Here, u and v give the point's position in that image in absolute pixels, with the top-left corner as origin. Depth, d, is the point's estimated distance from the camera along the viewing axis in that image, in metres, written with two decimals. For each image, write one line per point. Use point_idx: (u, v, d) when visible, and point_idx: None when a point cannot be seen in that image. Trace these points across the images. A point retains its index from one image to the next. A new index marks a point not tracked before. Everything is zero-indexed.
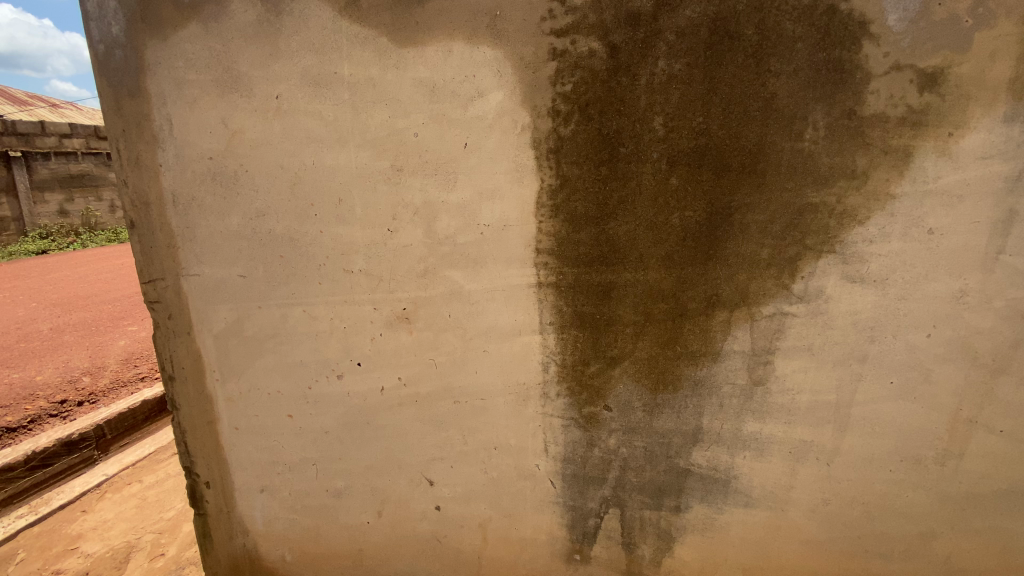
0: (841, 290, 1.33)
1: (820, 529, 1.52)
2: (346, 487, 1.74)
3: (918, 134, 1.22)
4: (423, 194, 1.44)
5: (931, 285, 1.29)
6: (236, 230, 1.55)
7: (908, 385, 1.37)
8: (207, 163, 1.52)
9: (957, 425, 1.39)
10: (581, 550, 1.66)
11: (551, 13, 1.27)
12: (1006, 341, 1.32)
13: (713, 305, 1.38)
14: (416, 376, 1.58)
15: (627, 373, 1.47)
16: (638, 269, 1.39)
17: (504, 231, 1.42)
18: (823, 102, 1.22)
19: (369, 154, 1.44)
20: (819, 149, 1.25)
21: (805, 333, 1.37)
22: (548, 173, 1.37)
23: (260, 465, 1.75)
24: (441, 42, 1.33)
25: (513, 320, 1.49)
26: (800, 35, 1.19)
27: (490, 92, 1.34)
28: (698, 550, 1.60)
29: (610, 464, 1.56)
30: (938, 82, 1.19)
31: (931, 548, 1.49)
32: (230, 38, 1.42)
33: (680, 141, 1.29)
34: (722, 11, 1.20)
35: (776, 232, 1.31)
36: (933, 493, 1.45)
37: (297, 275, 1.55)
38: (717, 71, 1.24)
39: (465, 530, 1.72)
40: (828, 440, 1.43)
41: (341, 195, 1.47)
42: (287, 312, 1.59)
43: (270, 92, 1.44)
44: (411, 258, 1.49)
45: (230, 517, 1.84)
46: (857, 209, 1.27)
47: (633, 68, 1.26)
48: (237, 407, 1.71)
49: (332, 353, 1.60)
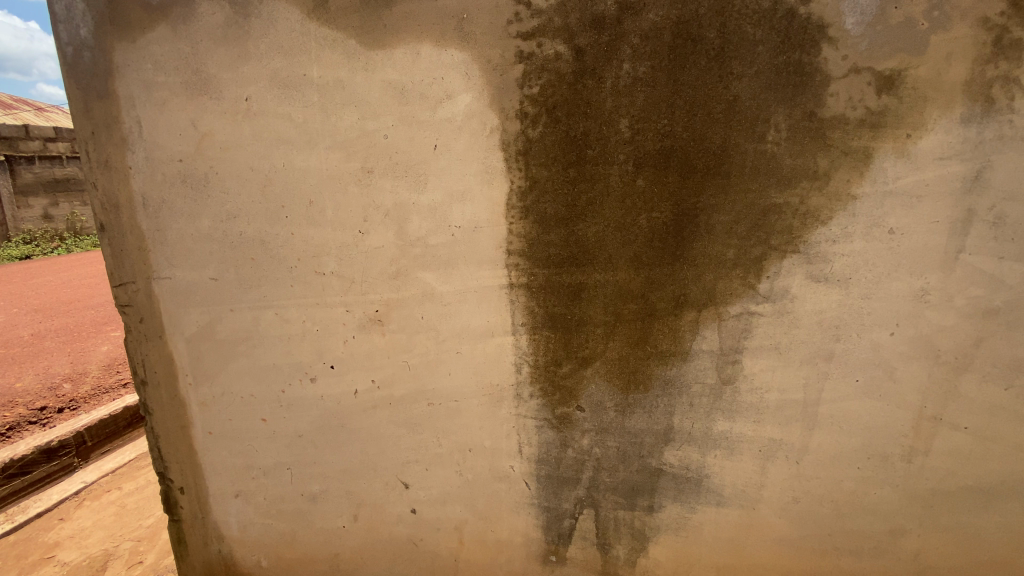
0: (806, 290, 1.34)
1: (792, 527, 1.53)
2: (320, 490, 1.72)
3: (877, 135, 1.24)
4: (394, 195, 1.44)
5: (893, 284, 1.31)
6: (208, 232, 1.54)
7: (873, 384, 1.38)
8: (177, 166, 1.51)
9: (922, 422, 1.40)
10: (557, 551, 1.66)
11: (517, 17, 1.28)
12: (967, 338, 1.34)
13: (681, 305, 1.40)
14: (390, 379, 1.58)
15: (598, 373, 1.48)
16: (607, 270, 1.40)
17: (475, 232, 1.43)
18: (784, 104, 1.24)
19: (340, 156, 1.43)
20: (782, 150, 1.27)
21: (771, 332, 1.38)
22: (517, 174, 1.37)
23: (233, 470, 1.74)
24: (410, 44, 1.34)
25: (486, 322, 1.49)
26: (760, 39, 1.21)
27: (458, 94, 1.35)
28: (672, 550, 1.60)
29: (583, 465, 1.57)
30: (895, 85, 1.21)
31: (900, 545, 1.51)
32: (199, 40, 1.41)
33: (645, 143, 1.31)
34: (685, 15, 1.21)
35: (741, 233, 1.33)
36: (901, 490, 1.46)
37: (268, 277, 1.54)
38: (681, 74, 1.25)
39: (442, 533, 1.71)
40: (797, 438, 1.45)
41: (312, 197, 1.47)
42: (259, 315, 1.58)
43: (240, 94, 1.43)
44: (383, 259, 1.49)
45: (205, 523, 1.81)
46: (819, 210, 1.29)
47: (599, 71, 1.28)
48: (210, 411, 1.69)
49: (304, 356, 1.59)
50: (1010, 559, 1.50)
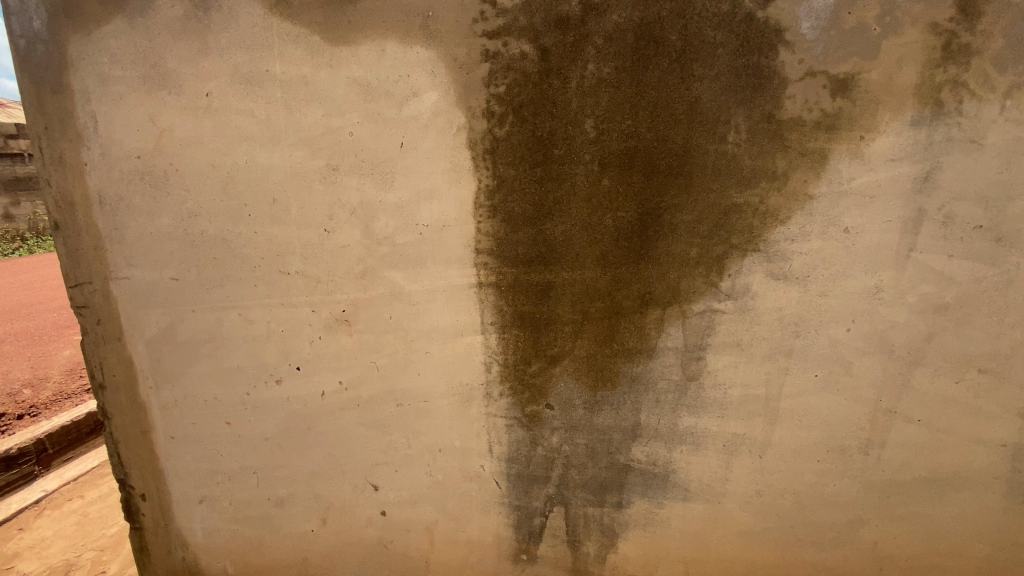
0: (766, 288, 1.37)
1: (757, 520, 1.56)
2: (287, 494, 1.69)
3: (832, 137, 1.28)
4: (360, 193, 1.42)
5: (849, 281, 1.35)
6: (168, 231, 1.50)
7: (831, 378, 1.42)
8: (135, 163, 1.46)
9: (878, 415, 1.45)
10: (527, 550, 1.67)
11: (483, 15, 1.28)
12: (919, 334, 1.38)
13: (646, 304, 1.41)
14: (357, 380, 1.56)
15: (567, 371, 1.49)
16: (574, 269, 1.41)
17: (443, 231, 1.42)
18: (743, 106, 1.27)
19: (304, 154, 1.41)
20: (742, 151, 1.30)
21: (733, 329, 1.41)
22: (485, 173, 1.37)
23: (197, 475, 1.69)
24: (375, 41, 1.32)
25: (454, 321, 1.48)
26: (720, 42, 1.24)
27: (424, 92, 1.34)
28: (640, 544, 1.62)
29: (553, 463, 1.57)
30: (849, 88, 1.25)
31: (859, 535, 1.55)
32: (157, 34, 1.37)
33: (610, 143, 1.32)
34: (647, 17, 1.23)
35: (703, 232, 1.35)
36: (859, 481, 1.50)
37: (231, 277, 1.51)
38: (644, 75, 1.27)
39: (413, 534, 1.70)
40: (759, 433, 1.48)
41: (275, 195, 1.44)
42: (222, 316, 1.55)
43: (200, 89, 1.40)
44: (349, 259, 1.47)
45: (168, 530, 1.76)
46: (778, 209, 1.32)
47: (564, 71, 1.29)
48: (172, 415, 1.64)
49: (269, 358, 1.56)
50: (963, 546, 1.56)
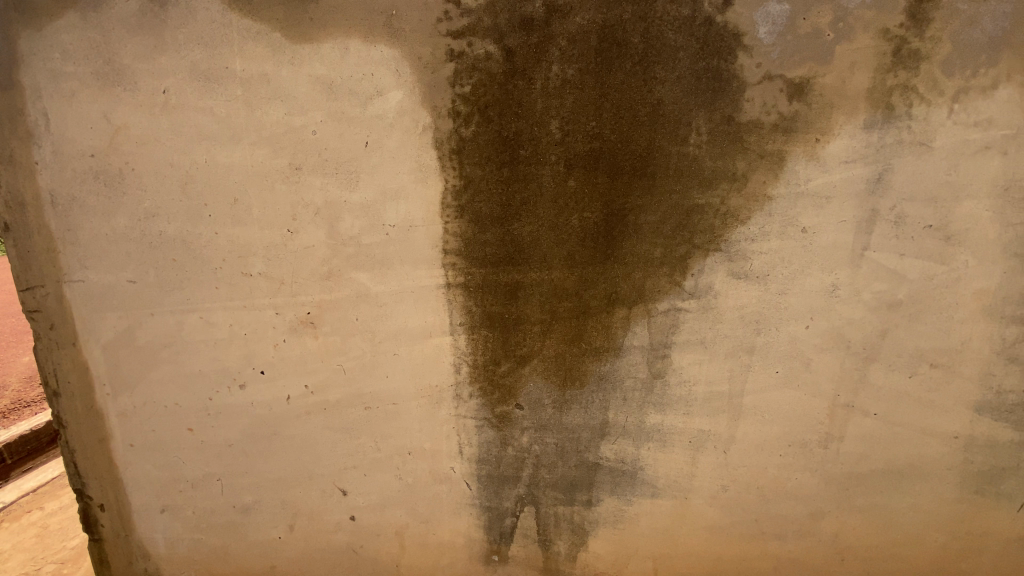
0: (728, 287, 1.40)
1: (723, 514, 1.58)
2: (252, 501, 1.65)
3: (790, 139, 1.31)
4: (324, 193, 1.40)
5: (807, 280, 1.39)
6: (124, 232, 1.45)
7: (792, 374, 1.46)
8: (89, 162, 1.41)
9: (837, 410, 1.49)
10: (499, 551, 1.66)
11: (447, 15, 1.28)
12: (874, 330, 1.43)
13: (613, 303, 1.43)
14: (324, 383, 1.53)
15: (536, 371, 1.49)
16: (542, 269, 1.42)
17: (410, 231, 1.41)
18: (704, 108, 1.29)
19: (266, 153, 1.38)
20: (703, 153, 1.32)
21: (697, 327, 1.44)
22: (451, 173, 1.37)
23: (158, 483, 1.64)
24: (338, 40, 1.31)
25: (423, 323, 1.47)
26: (681, 45, 1.26)
27: (389, 91, 1.33)
28: (610, 541, 1.63)
29: (523, 462, 1.57)
30: (805, 91, 1.28)
31: (821, 527, 1.58)
32: (110, 28, 1.33)
33: (576, 144, 1.33)
34: (610, 19, 1.25)
35: (666, 232, 1.37)
36: (820, 475, 1.54)
37: (191, 279, 1.47)
38: (608, 77, 1.29)
39: (383, 539, 1.68)
40: (724, 428, 1.51)
41: (237, 195, 1.41)
42: (182, 319, 1.50)
43: (156, 86, 1.36)
44: (314, 259, 1.44)
45: (129, 541, 1.70)
46: (738, 210, 1.35)
47: (528, 71, 1.29)
48: (132, 422, 1.59)
49: (232, 362, 1.53)
50: (920, 536, 1.59)
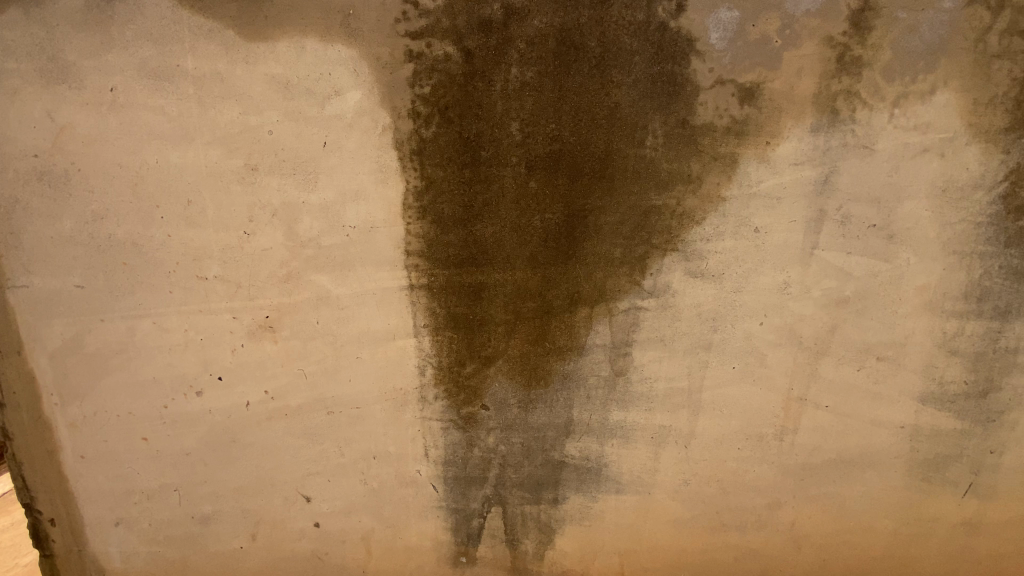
0: (686, 285, 1.44)
1: (685, 507, 1.62)
2: (212, 511, 1.60)
3: (742, 142, 1.36)
4: (282, 194, 1.38)
5: (761, 278, 1.44)
6: (70, 235, 1.40)
7: (747, 369, 1.50)
8: (32, 162, 1.35)
9: (791, 403, 1.54)
10: (466, 552, 1.66)
11: (406, 15, 1.29)
12: (825, 326, 1.48)
13: (575, 303, 1.45)
14: (284, 388, 1.51)
15: (501, 372, 1.50)
16: (506, 270, 1.42)
17: (371, 233, 1.40)
18: (660, 111, 1.33)
19: (221, 153, 1.35)
20: (660, 155, 1.36)
21: (657, 325, 1.47)
22: (413, 174, 1.36)
23: (112, 495, 1.58)
24: (295, 39, 1.30)
25: (386, 325, 1.46)
26: (636, 49, 1.30)
27: (347, 91, 1.32)
28: (576, 538, 1.65)
29: (489, 463, 1.58)
30: (755, 96, 1.33)
31: (778, 517, 1.63)
32: (54, 24, 1.29)
33: (536, 146, 1.35)
34: (567, 24, 1.28)
35: (625, 232, 1.40)
36: (776, 466, 1.58)
37: (144, 283, 1.43)
38: (566, 80, 1.31)
39: (348, 545, 1.64)
40: (684, 423, 1.55)
41: (190, 196, 1.38)
42: (135, 325, 1.45)
43: (104, 84, 1.32)
44: (272, 261, 1.42)
45: (82, 556, 1.63)
46: (694, 211, 1.39)
47: (488, 73, 1.31)
48: (82, 433, 1.53)
49: (188, 368, 1.49)
50: (873, 524, 1.64)
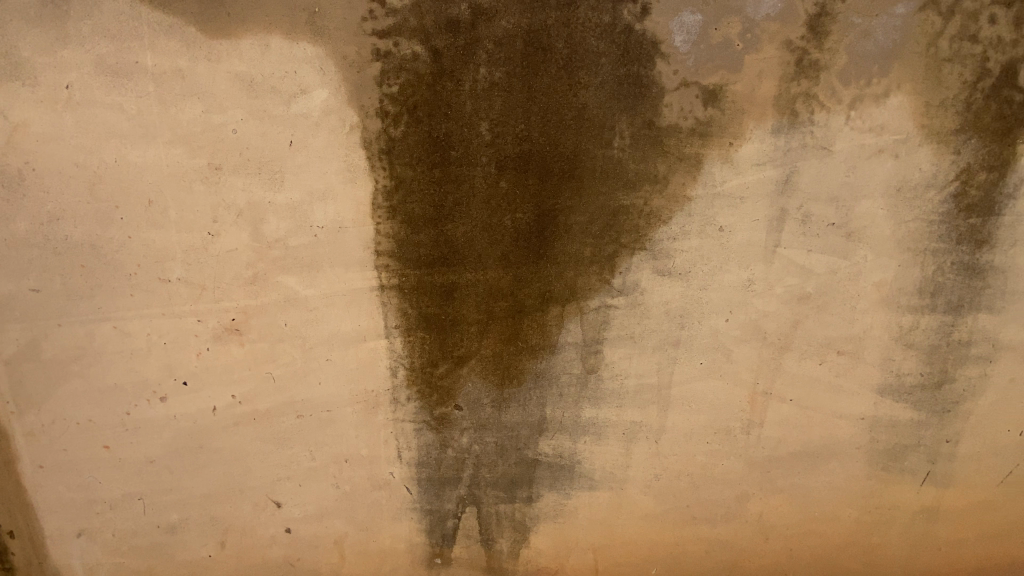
0: (654, 283, 1.47)
1: (656, 502, 1.65)
2: (178, 520, 1.56)
3: (706, 143, 1.39)
4: (247, 194, 1.35)
5: (726, 276, 1.47)
6: (24, 237, 1.35)
7: (715, 365, 1.54)
8: None
9: (756, 397, 1.58)
10: (441, 553, 1.65)
11: (372, 14, 1.29)
12: (788, 322, 1.53)
13: (547, 302, 1.46)
14: (252, 392, 1.48)
15: (474, 372, 1.50)
16: (477, 269, 1.43)
17: (340, 233, 1.39)
18: (626, 112, 1.36)
19: (182, 152, 1.32)
20: (627, 156, 1.38)
21: (627, 323, 1.49)
22: (382, 173, 1.36)
23: (73, 506, 1.52)
24: (259, 36, 1.28)
25: (357, 326, 1.45)
26: (603, 51, 1.32)
27: (313, 90, 1.31)
28: (551, 536, 1.66)
29: (463, 463, 1.57)
30: (717, 98, 1.37)
31: (746, 509, 1.67)
32: (8, 20, 1.26)
33: (505, 145, 1.35)
34: (534, 25, 1.30)
35: (595, 232, 1.42)
36: (744, 459, 1.62)
37: (103, 286, 1.38)
38: (534, 80, 1.33)
39: (321, 550, 1.62)
40: (654, 419, 1.57)
41: (152, 196, 1.34)
42: (94, 329, 1.41)
43: (59, 81, 1.28)
44: (238, 262, 1.39)
45: (42, 570, 1.57)
46: (661, 210, 1.42)
47: (456, 73, 1.31)
48: (39, 442, 1.47)
49: (151, 373, 1.45)
50: (837, 512, 1.69)
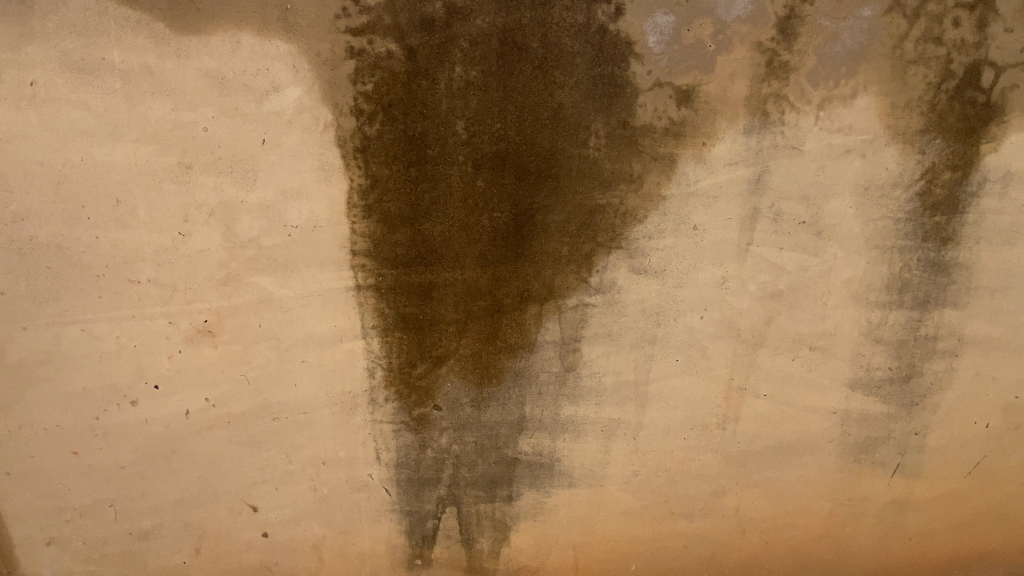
0: (631, 281, 1.48)
1: (635, 498, 1.66)
2: (151, 526, 1.52)
3: (680, 142, 1.41)
4: (219, 193, 1.33)
5: (700, 274, 1.50)
6: None
7: (691, 361, 1.56)
8: None
9: (732, 392, 1.61)
10: (421, 554, 1.64)
11: (346, 12, 1.28)
12: (761, 318, 1.56)
13: (525, 301, 1.46)
14: (226, 394, 1.45)
15: (452, 371, 1.50)
16: (454, 269, 1.43)
17: (315, 232, 1.37)
18: (601, 112, 1.37)
19: (151, 150, 1.30)
20: (603, 155, 1.40)
21: (605, 321, 1.50)
22: (357, 173, 1.35)
23: (40, 514, 1.48)
24: (230, 33, 1.27)
25: (333, 327, 1.44)
26: (577, 51, 1.34)
27: (286, 87, 1.30)
28: (531, 534, 1.66)
29: (443, 463, 1.57)
30: (690, 98, 1.39)
31: (723, 503, 1.69)
32: None
33: (481, 145, 1.36)
34: (509, 24, 1.31)
35: (572, 231, 1.43)
36: (720, 454, 1.65)
37: (71, 288, 1.35)
38: (510, 80, 1.33)
39: (299, 554, 1.60)
40: (632, 416, 1.59)
41: (120, 195, 1.31)
42: (61, 332, 1.37)
43: (22, 77, 1.25)
44: (210, 263, 1.37)
45: None
46: (637, 209, 1.43)
47: (432, 72, 1.31)
48: (4, 449, 1.43)
49: (121, 376, 1.41)
50: (811, 505, 1.73)
